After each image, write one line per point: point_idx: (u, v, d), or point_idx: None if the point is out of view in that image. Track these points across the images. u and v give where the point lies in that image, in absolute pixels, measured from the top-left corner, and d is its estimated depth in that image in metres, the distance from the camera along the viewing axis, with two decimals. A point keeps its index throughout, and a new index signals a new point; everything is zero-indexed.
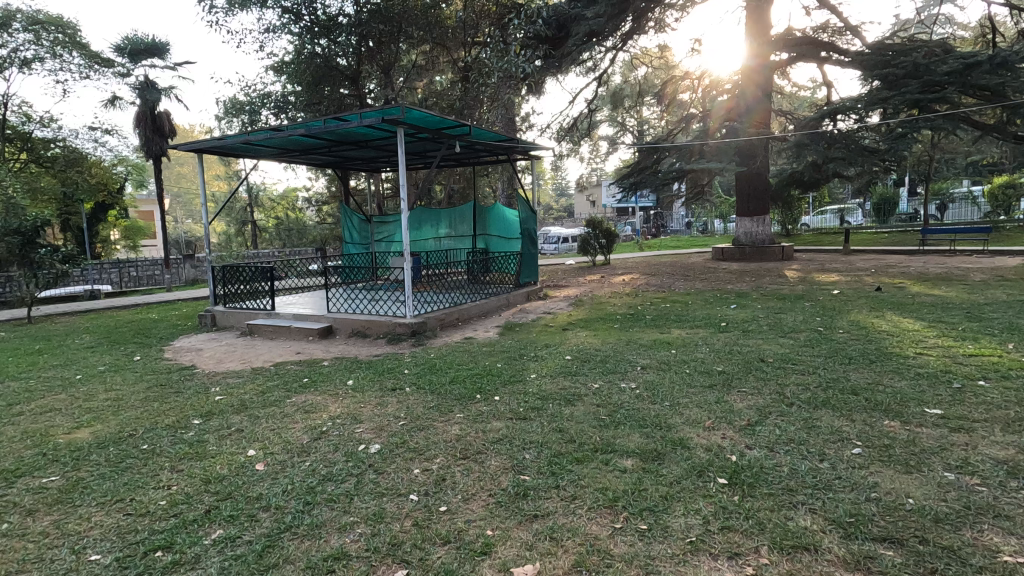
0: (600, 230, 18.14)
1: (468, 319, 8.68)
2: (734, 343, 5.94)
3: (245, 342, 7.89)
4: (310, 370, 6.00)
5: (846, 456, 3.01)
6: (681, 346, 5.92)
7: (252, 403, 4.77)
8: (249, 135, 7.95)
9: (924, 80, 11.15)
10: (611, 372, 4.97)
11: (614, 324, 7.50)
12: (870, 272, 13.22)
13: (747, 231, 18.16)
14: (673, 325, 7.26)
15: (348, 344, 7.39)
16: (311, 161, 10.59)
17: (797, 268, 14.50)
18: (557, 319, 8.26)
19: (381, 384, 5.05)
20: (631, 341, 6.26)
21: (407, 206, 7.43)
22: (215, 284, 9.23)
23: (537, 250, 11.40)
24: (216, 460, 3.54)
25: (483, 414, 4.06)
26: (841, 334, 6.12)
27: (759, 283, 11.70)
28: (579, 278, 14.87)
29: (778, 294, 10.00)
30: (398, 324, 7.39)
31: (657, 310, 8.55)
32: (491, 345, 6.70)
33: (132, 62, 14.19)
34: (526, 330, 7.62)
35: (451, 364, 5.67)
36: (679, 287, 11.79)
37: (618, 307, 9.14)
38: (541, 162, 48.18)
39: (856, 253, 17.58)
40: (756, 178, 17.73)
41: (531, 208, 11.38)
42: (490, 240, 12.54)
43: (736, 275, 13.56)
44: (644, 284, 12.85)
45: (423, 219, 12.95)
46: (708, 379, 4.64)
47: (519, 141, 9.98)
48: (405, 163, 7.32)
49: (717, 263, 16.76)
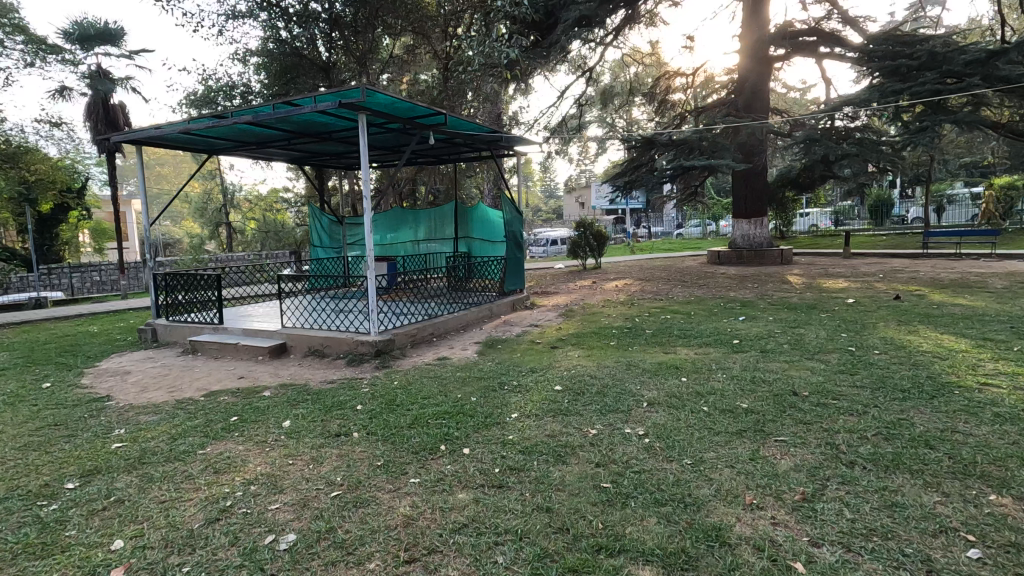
0: (591, 232, 17.24)
1: (444, 334, 7.67)
2: (755, 366, 5.03)
3: (182, 363, 6.80)
4: (246, 402, 4.95)
5: (966, 569, 2.06)
6: (692, 371, 5.00)
7: (153, 455, 3.71)
8: (190, 123, 6.91)
9: (939, 72, 10.38)
10: (611, 412, 3.99)
11: (610, 341, 6.56)
12: (878, 277, 12.43)
13: (744, 234, 17.35)
14: (678, 341, 6.32)
15: (302, 366, 6.35)
16: (270, 154, 9.55)
17: (800, 273, 13.68)
18: (547, 335, 7.31)
19: (323, 428, 4.02)
20: (632, 365, 5.29)
21: (369, 204, 6.36)
22: (156, 293, 8.12)
23: (524, 255, 10.41)
24: (60, 563, 2.48)
25: (445, 478, 3.06)
26: (878, 355, 5.23)
27: (763, 291, 10.86)
28: (569, 283, 13.93)
29: (789, 303, 9.14)
30: (360, 342, 6.36)
31: (658, 323, 7.63)
32: (469, 367, 5.72)
33: (82, 49, 13.02)
34: (510, 348, 6.66)
35: (415, 396, 4.66)
36: (678, 294, 10.91)
37: (614, 319, 8.22)
38: (529, 163, 47.26)
39: (858, 257, 16.86)
40: (755, 178, 16.95)
41: (518, 209, 10.31)
42: (473, 243, 11.57)
43: (736, 281, 12.70)
44: (639, 291, 11.95)
45: (400, 220, 12.06)
46: (730, 422, 3.69)
47: (504, 133, 9.00)
48: (367, 155, 6.29)
49: (714, 267, 15.93)
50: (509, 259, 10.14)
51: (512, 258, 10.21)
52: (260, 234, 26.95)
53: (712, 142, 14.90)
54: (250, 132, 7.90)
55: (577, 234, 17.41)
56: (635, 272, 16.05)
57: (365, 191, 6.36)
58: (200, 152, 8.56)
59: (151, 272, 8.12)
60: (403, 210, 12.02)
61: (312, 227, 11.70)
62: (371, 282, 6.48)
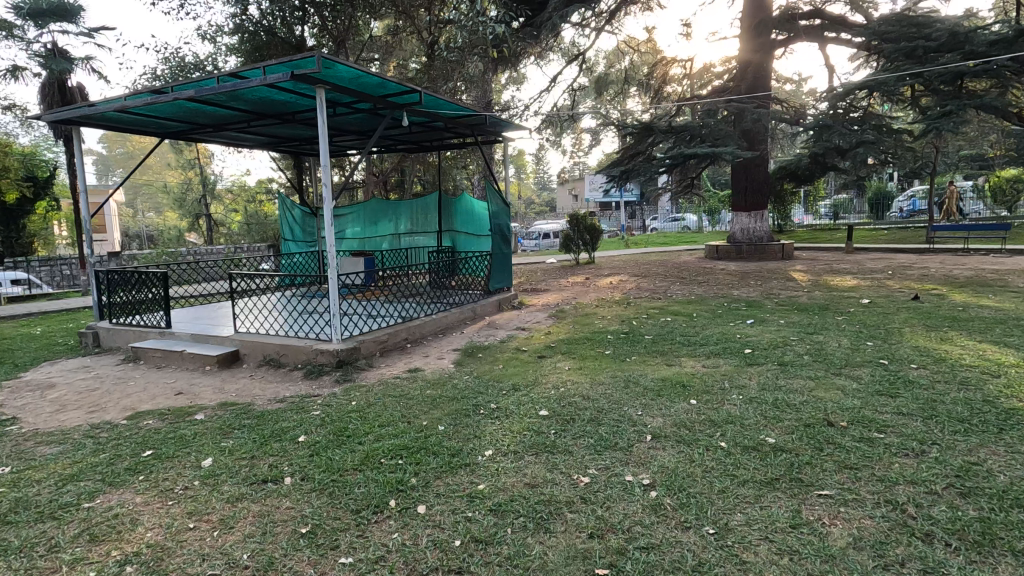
0: (583, 226, 16.47)
1: (420, 339, 6.86)
2: (776, 385, 4.28)
3: (119, 373, 5.98)
4: (172, 428, 4.15)
5: None
6: (702, 391, 4.24)
7: (24, 511, 2.90)
8: (126, 100, 6.07)
9: (961, 53, 9.64)
10: (607, 450, 3.23)
11: (605, 350, 5.80)
12: (887, 274, 11.76)
13: (743, 228, 16.64)
14: (682, 350, 5.58)
15: (253, 379, 5.55)
16: (233, 139, 8.73)
17: (804, 270, 12.99)
18: (535, 339, 6.57)
19: (250, 470, 3.23)
20: (631, 381, 4.54)
21: (330, 192, 5.54)
22: (99, 292, 7.28)
23: (512, 250, 9.61)
24: None
25: (389, 558, 2.29)
26: (917, 370, 4.50)
27: (769, 289, 10.14)
28: (561, 280, 13.18)
29: (798, 304, 8.41)
30: (320, 352, 5.57)
31: (658, 327, 6.87)
32: (443, 381, 4.94)
33: (35, 26, 12.07)
34: (492, 356, 5.89)
35: (372, 424, 3.87)
36: (676, 293, 10.18)
37: (609, 322, 7.45)
38: (520, 155, 46.38)
39: (861, 252, 16.20)
40: (756, 169, 16.24)
41: (505, 201, 9.47)
42: (457, 237, 10.75)
43: (738, 278, 11.99)
44: (634, 288, 11.21)
45: (380, 213, 11.28)
46: (756, 466, 2.95)
47: (489, 116, 8.17)
48: (327, 134, 5.48)
49: (714, 263, 15.22)
50: (494, 256, 9.30)
51: (499, 255, 9.39)
52: (241, 227, 26.00)
53: (713, 130, 14.13)
54: (202, 112, 7.07)
55: (569, 227, 16.64)
56: (629, 268, 15.31)
57: (325, 176, 5.53)
58: (149, 134, 7.70)
59: (93, 269, 7.27)
60: (383, 201, 11.24)
61: (282, 219, 10.87)
62: (334, 282, 5.66)
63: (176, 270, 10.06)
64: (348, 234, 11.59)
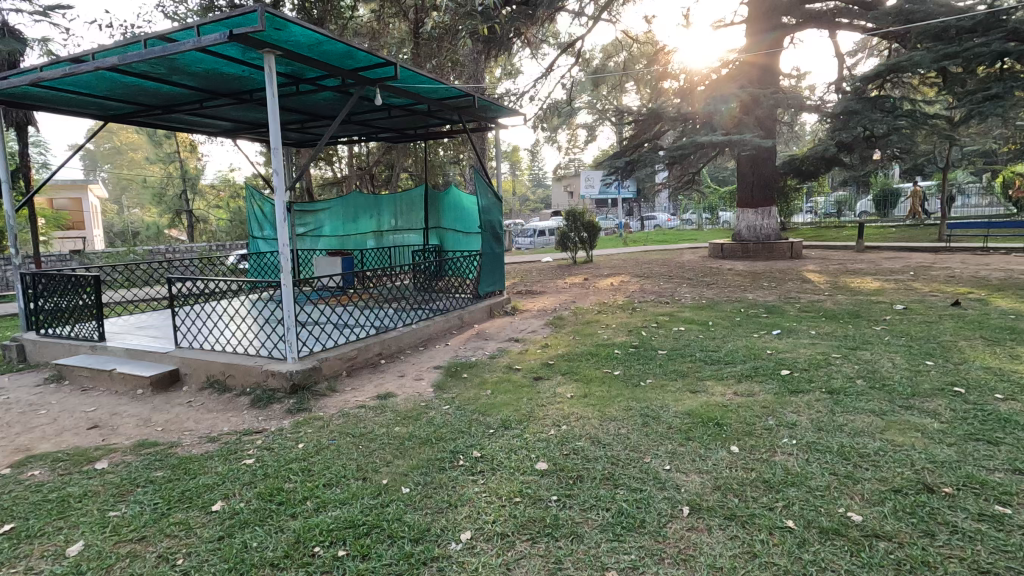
0: (581, 223, 15.56)
1: (397, 354, 5.90)
2: (837, 426, 3.36)
3: (33, 398, 4.98)
4: (60, 484, 3.19)
5: None
6: (742, 433, 3.32)
7: None
8: (42, 71, 5.09)
9: (1001, 34, 8.76)
10: (635, 537, 2.30)
11: (614, 370, 4.87)
12: (909, 275, 10.94)
13: (748, 225, 15.80)
14: (708, 371, 4.67)
15: (190, 407, 4.59)
16: (190, 123, 7.75)
17: (818, 271, 12.14)
18: (531, 354, 5.66)
19: (129, 567, 2.28)
20: (650, 417, 3.63)
21: (281, 182, 4.56)
22: (25, 299, 6.28)
23: (504, 249, 8.64)
24: None
25: None
26: (1005, 403, 3.61)
27: (786, 292, 9.27)
28: (558, 281, 12.28)
29: (825, 310, 7.53)
30: (270, 374, 4.62)
31: (673, 339, 5.94)
32: (417, 414, 4.00)
33: None
34: (480, 377, 4.96)
35: (315, 483, 2.93)
36: (684, 296, 9.30)
37: (616, 332, 6.54)
38: (515, 150, 45.46)
39: (873, 251, 15.38)
40: (763, 163, 15.43)
41: (497, 195, 8.50)
42: (445, 235, 9.80)
43: (749, 279, 11.10)
44: (638, 290, 10.32)
45: (361, 208, 10.31)
46: (852, 573, 2.04)
47: (478, 99, 7.21)
48: (277, 111, 4.52)
49: (720, 262, 14.35)
50: (484, 256, 8.31)
51: (490, 256, 8.41)
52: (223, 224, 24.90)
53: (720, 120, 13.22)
54: (144, 89, 6.10)
55: (565, 224, 15.75)
56: (630, 267, 14.43)
57: (275, 160, 4.56)
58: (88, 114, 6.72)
59: (18, 272, 6.28)
60: (364, 195, 10.25)
61: (250, 216, 9.91)
62: (288, 289, 4.70)
63: (133, 271, 9.06)
64: (325, 232, 10.55)
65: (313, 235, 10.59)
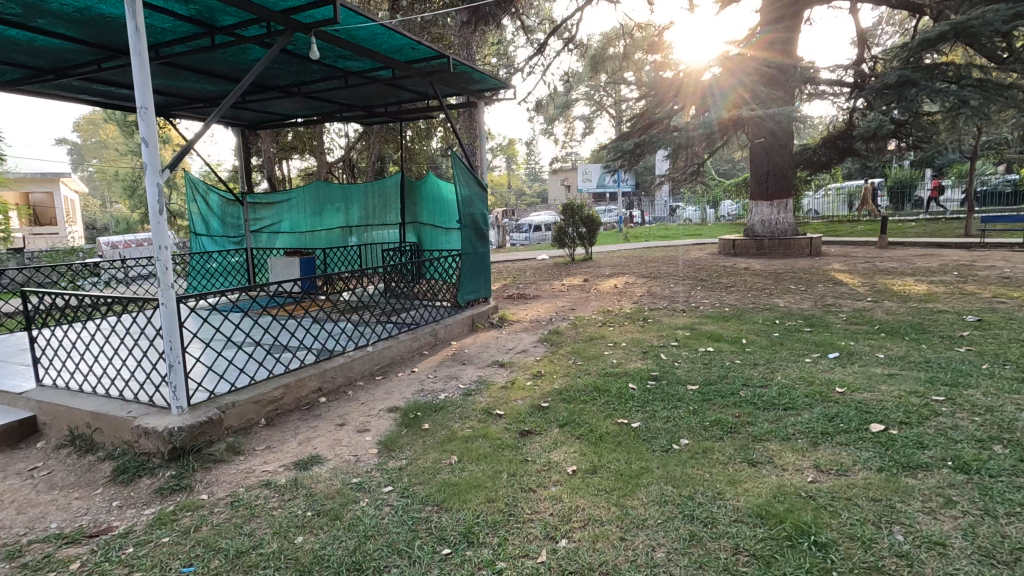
0: (579, 217, 14.18)
1: (341, 389, 4.47)
2: (1017, 554, 2.02)
3: None
4: None
5: None
6: (863, 570, 1.97)
7: None
8: None
9: None
10: None
11: (632, 421, 3.49)
12: (953, 275, 9.67)
13: (763, 219, 14.43)
14: (765, 425, 3.32)
15: (26, 481, 3.19)
16: (107, 96, 6.38)
17: (845, 270, 10.85)
18: (521, 390, 4.28)
19: None
20: (700, 527, 2.27)
21: (153, 157, 3.16)
22: None
23: (489, 249, 7.16)
24: None
25: None
26: None
27: (819, 297, 7.91)
28: (555, 282, 10.95)
29: (879, 322, 6.14)
30: (143, 434, 3.23)
31: (704, 368, 4.56)
32: (339, 508, 2.63)
33: None
34: (446, 430, 3.58)
35: None
36: (702, 303, 7.90)
37: (629, 355, 5.17)
38: (510, 143, 44.25)
39: (898, 248, 14.05)
40: (780, 151, 14.09)
41: (480, 183, 7.08)
42: (423, 231, 8.43)
43: (772, 281, 9.82)
44: (646, 295, 8.96)
45: (324, 200, 8.88)
46: None
47: (454, 62, 5.78)
48: (145, 54, 3.11)
49: (733, 260, 13.01)
50: (464, 256, 6.84)
51: (472, 256, 6.96)
52: None
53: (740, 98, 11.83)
54: (11, 41, 4.66)
55: (562, 218, 14.36)
56: (633, 266, 13.08)
57: (143, 125, 3.15)
58: None
59: None
60: (329, 186, 8.83)
61: (190, 208, 8.53)
62: (167, 312, 3.28)
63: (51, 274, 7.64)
64: (284, 228, 9.03)
65: (270, 232, 9.07)
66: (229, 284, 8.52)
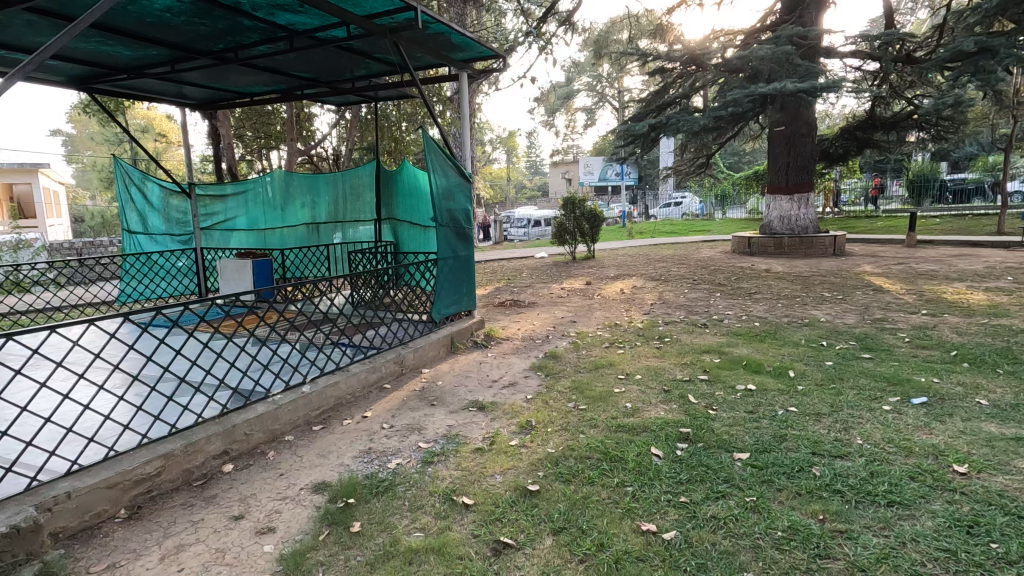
0: (581, 212, 12.96)
1: (255, 451, 3.27)
2: None
3: None
4: None
5: None
6: None
7: None
8: None
9: None
10: None
11: (665, 529, 2.31)
12: (1008, 279, 8.50)
13: (782, 215, 13.23)
14: (871, 544, 2.14)
15: None
16: (6, 62, 5.23)
17: (880, 273, 9.67)
18: (500, 457, 3.10)
19: None
20: None
21: None
22: None
23: (475, 252, 5.92)
24: None
25: None
26: None
27: (863, 308, 6.73)
28: (554, 286, 9.75)
29: (955, 346, 4.95)
30: None
31: (750, 422, 3.37)
32: None
33: None
34: (385, 537, 2.41)
35: None
36: (725, 315, 6.72)
37: (646, 395, 3.98)
38: (511, 135, 43.00)
39: (929, 247, 12.86)
40: (802, 141, 12.84)
41: (462, 171, 5.85)
42: (400, 228, 7.19)
43: (801, 286, 8.66)
44: (658, 303, 7.78)
45: (288, 194, 7.71)
46: None
47: (424, 18, 4.53)
48: None
49: (751, 261, 11.84)
50: (441, 262, 5.46)
51: (454, 262, 5.65)
52: None
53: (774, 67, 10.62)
54: None
55: (563, 213, 13.16)
56: (640, 266, 11.92)
57: None
58: None
59: None
60: (292, 176, 7.64)
61: (124, 201, 7.34)
62: None
63: None
64: (241, 225, 7.88)
65: (225, 229, 7.90)
66: (174, 289, 7.35)
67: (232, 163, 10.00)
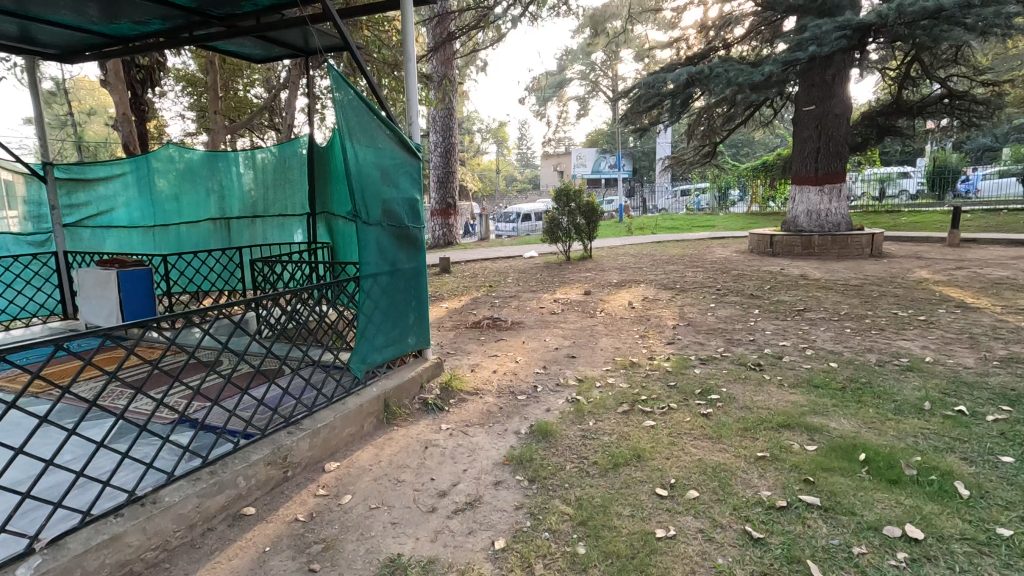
0: (577, 205, 11.02)
1: None
2: None
3: None
4: None
5: None
6: None
7: None
8: None
9: None
10: None
11: None
12: None
13: (809, 209, 11.40)
14: None
15: None
16: None
17: (945, 281, 7.87)
18: None
19: None
20: None
21: None
22: None
23: (425, 263, 3.97)
24: None
25: None
26: None
27: (968, 339, 4.89)
28: (543, 296, 7.83)
29: None
30: None
31: None
32: None
33: None
34: None
35: None
36: (782, 350, 4.81)
37: (720, 557, 2.07)
38: (500, 125, 40.89)
39: (976, 247, 11.11)
40: (834, 123, 11.01)
41: (406, 141, 3.87)
42: (333, 224, 5.22)
43: (860, 300, 6.78)
44: (682, 326, 5.86)
45: (186, 179, 5.74)
46: None
47: None
48: None
49: (779, 264, 9.98)
50: (368, 280, 3.47)
51: (391, 280, 3.68)
52: None
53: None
54: None
55: (555, 206, 11.22)
56: (648, 269, 9.98)
57: None
58: None
59: None
60: (191, 154, 5.65)
61: None
62: None
63: None
64: (122, 221, 5.89)
65: (99, 225, 5.90)
66: (21, 303, 5.37)
67: (129, 141, 7.89)
